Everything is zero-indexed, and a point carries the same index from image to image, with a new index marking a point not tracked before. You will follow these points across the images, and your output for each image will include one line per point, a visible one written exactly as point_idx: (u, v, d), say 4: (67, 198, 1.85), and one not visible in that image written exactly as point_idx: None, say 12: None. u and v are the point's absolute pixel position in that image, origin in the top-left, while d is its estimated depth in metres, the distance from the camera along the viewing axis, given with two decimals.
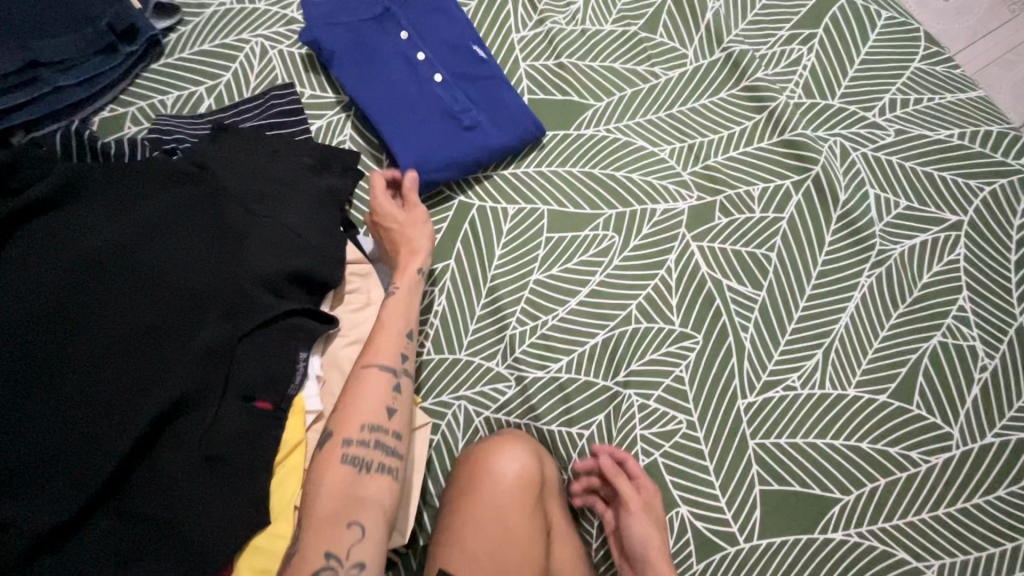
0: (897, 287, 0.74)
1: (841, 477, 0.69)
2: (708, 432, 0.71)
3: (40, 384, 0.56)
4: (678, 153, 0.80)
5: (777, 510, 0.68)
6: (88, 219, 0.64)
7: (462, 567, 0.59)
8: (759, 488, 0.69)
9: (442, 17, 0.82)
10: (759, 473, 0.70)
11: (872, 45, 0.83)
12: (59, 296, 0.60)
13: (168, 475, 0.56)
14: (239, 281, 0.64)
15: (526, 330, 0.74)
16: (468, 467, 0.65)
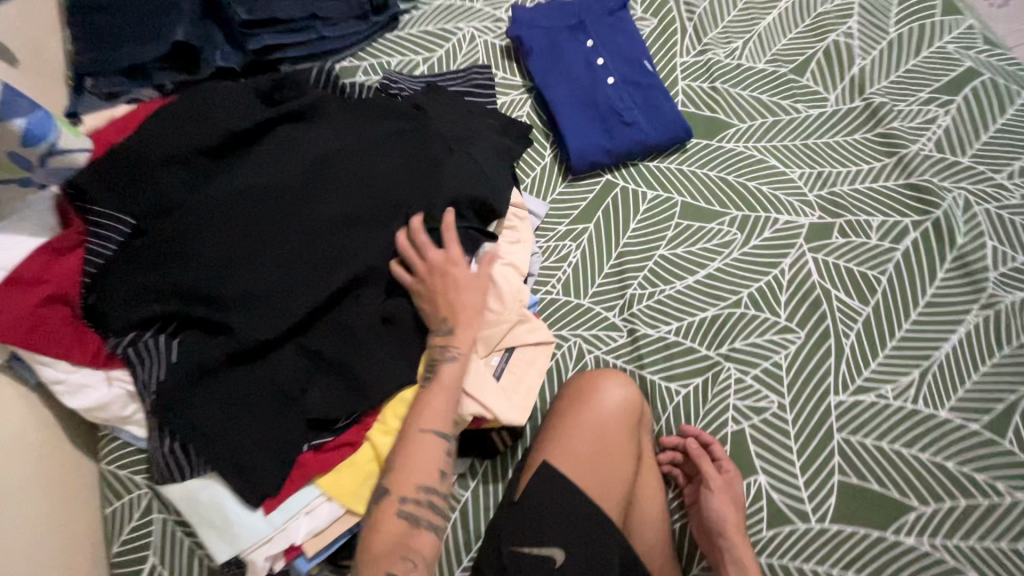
0: (1003, 331, 0.79)
1: (922, 489, 0.73)
2: (797, 416, 0.77)
3: (273, 239, 0.76)
4: (808, 177, 0.90)
5: (852, 502, 0.73)
6: (330, 131, 0.84)
7: (564, 462, 0.70)
8: (838, 478, 0.74)
9: (622, 34, 0.98)
10: (839, 465, 0.75)
11: (1009, 118, 0.90)
12: (298, 179, 0.79)
13: (347, 329, 0.75)
14: (433, 194, 0.80)
15: (645, 293, 0.84)
16: (579, 386, 0.74)
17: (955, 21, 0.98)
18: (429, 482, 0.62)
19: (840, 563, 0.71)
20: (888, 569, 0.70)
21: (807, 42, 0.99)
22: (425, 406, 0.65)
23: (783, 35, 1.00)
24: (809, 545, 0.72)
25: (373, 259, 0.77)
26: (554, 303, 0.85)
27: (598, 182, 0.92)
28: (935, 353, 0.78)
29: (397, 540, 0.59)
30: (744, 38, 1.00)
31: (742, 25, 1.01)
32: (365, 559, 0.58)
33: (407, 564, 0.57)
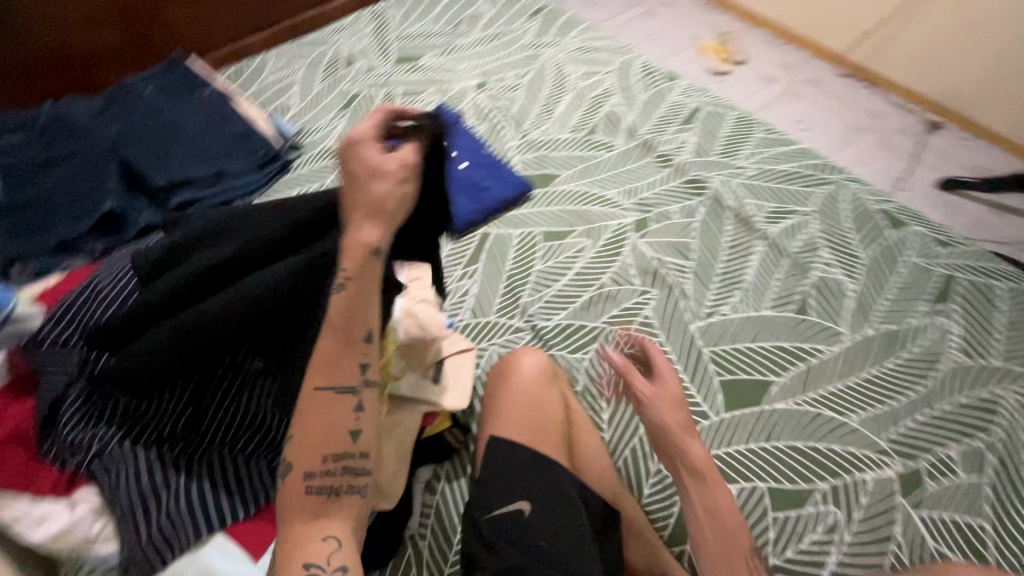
0: (780, 250, 1.11)
1: (774, 368, 0.96)
2: (674, 346, 0.99)
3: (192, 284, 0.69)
4: (622, 193, 1.23)
5: (733, 393, 0.94)
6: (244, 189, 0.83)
7: (501, 426, 0.84)
8: (717, 379, 0.95)
9: (464, 136, 1.32)
10: (715, 370, 0.96)
11: (730, 128, 1.34)
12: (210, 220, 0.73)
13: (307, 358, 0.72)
14: None
15: (535, 298, 1.07)
16: (500, 372, 0.90)
17: (676, 81, 1.45)
18: (336, 450, 0.60)
19: (740, 439, 0.89)
20: (776, 431, 0.89)
21: (590, 113, 1.40)
22: (319, 364, 0.60)
23: (574, 113, 1.41)
24: (716, 434, 0.90)
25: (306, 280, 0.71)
26: (469, 326, 1.04)
27: (476, 235, 1.17)
28: (744, 277, 1.07)
29: (313, 518, 0.58)
30: (549, 121, 1.40)
31: (544, 114, 1.41)
32: (282, 544, 0.57)
33: (330, 542, 0.57)
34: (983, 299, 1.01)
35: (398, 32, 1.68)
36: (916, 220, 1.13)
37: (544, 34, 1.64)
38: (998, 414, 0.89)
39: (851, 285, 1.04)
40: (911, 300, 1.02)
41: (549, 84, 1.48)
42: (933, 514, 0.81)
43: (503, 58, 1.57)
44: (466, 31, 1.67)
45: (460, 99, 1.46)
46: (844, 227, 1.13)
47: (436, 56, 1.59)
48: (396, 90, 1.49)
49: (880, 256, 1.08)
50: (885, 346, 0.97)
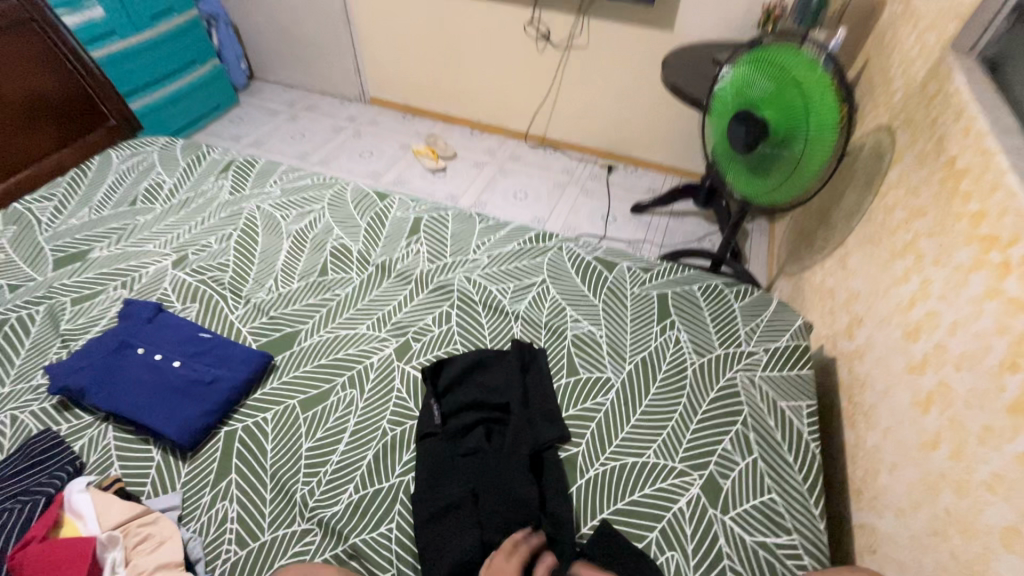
0: (536, 323, 1.17)
1: (574, 439, 0.97)
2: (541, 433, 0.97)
3: None
4: (374, 324, 1.17)
5: (589, 459, 0.94)
6: None
7: None
8: (575, 450, 0.96)
9: (169, 328, 1.10)
10: (572, 443, 0.97)
11: (452, 227, 1.41)
12: None
13: None
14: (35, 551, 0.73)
15: (312, 485, 0.90)
16: None
17: (390, 198, 1.49)
18: None
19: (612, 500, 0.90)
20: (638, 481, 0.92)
21: (316, 254, 1.33)
22: None
23: (298, 259, 1.32)
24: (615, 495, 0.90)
25: None
26: (238, 564, 0.82)
27: (218, 439, 0.96)
28: (517, 354, 1.08)
29: None
30: (273, 277, 1.28)
31: (266, 270, 1.29)
32: None
33: None
34: (692, 300, 1.21)
35: (50, 231, 1.38)
36: (622, 257, 1.33)
37: (242, 188, 1.53)
38: (741, 392, 1.04)
39: (599, 332, 1.15)
40: (645, 325, 1.16)
41: (262, 237, 1.37)
42: (739, 509, 0.88)
43: (199, 224, 1.41)
44: (146, 207, 1.47)
45: (156, 285, 1.24)
46: (574, 281, 1.26)
47: (112, 244, 1.35)
48: (62, 299, 1.20)
49: (610, 297, 1.22)
50: (644, 374, 1.07)
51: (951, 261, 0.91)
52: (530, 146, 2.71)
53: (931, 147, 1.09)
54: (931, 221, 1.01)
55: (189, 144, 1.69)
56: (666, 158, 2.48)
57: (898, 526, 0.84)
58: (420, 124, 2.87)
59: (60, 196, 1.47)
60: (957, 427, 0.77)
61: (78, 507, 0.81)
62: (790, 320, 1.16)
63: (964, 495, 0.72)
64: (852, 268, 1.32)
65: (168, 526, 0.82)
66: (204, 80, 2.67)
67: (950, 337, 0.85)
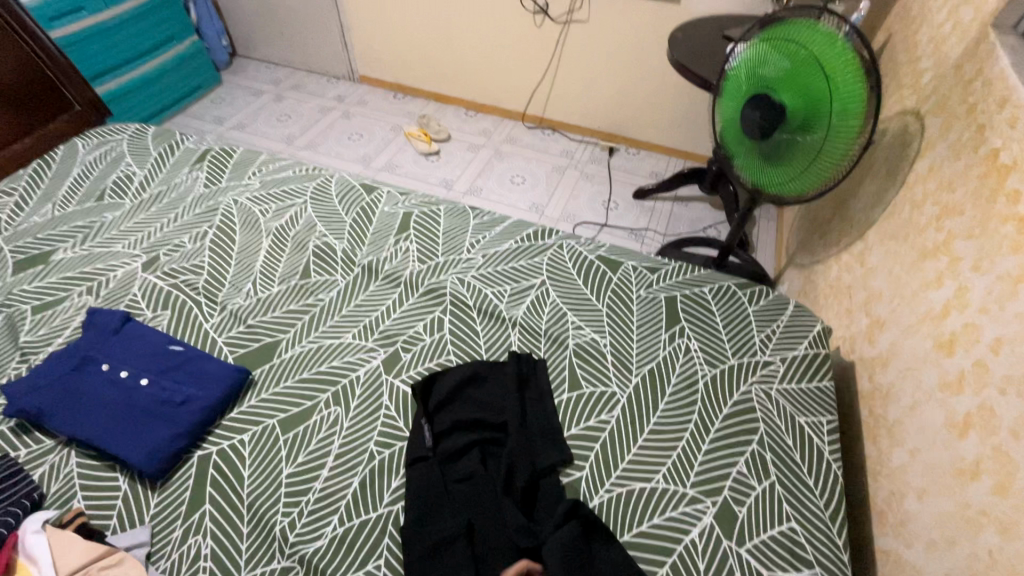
0: (535, 331, 1.09)
1: (577, 462, 0.90)
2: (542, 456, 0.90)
3: None
4: (361, 332, 1.08)
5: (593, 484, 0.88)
6: None
7: None
8: (579, 474, 0.89)
9: (137, 340, 1.02)
10: (575, 466, 0.90)
11: (444, 223, 1.31)
12: None
13: None
14: None
15: (293, 516, 0.83)
16: None
17: (377, 191, 1.39)
18: None
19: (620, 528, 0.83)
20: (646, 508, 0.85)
21: (297, 254, 1.24)
22: None
23: (278, 260, 1.23)
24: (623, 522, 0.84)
25: None
26: None
27: (190, 466, 0.89)
28: (514, 366, 1.00)
29: None
30: (251, 280, 1.19)
31: (243, 272, 1.20)
32: None
33: None
34: (702, 305, 1.12)
35: (10, 230, 1.28)
36: (627, 255, 1.24)
37: (218, 180, 1.42)
38: (756, 407, 0.96)
39: (603, 341, 1.07)
40: (653, 332, 1.08)
41: (239, 235, 1.28)
42: (755, 541, 0.82)
43: (172, 222, 1.31)
44: (115, 202, 1.37)
45: (124, 291, 1.15)
46: (576, 284, 1.17)
47: (77, 244, 1.25)
48: (22, 307, 1.11)
49: (614, 301, 1.14)
50: (651, 388, 1.00)
51: (995, 268, 0.82)
52: (527, 127, 2.58)
53: (968, 137, 0.98)
54: (969, 221, 0.91)
55: (162, 131, 1.57)
56: (671, 140, 2.36)
57: (928, 561, 0.77)
58: (412, 104, 2.73)
59: (21, 191, 1.37)
60: (1002, 458, 0.70)
61: (32, 551, 0.73)
62: (808, 325, 1.08)
63: (1012, 538, 0.65)
64: (872, 265, 1.24)
65: (133, 568, 0.74)
66: (182, 59, 2.51)
67: (992, 355, 0.77)
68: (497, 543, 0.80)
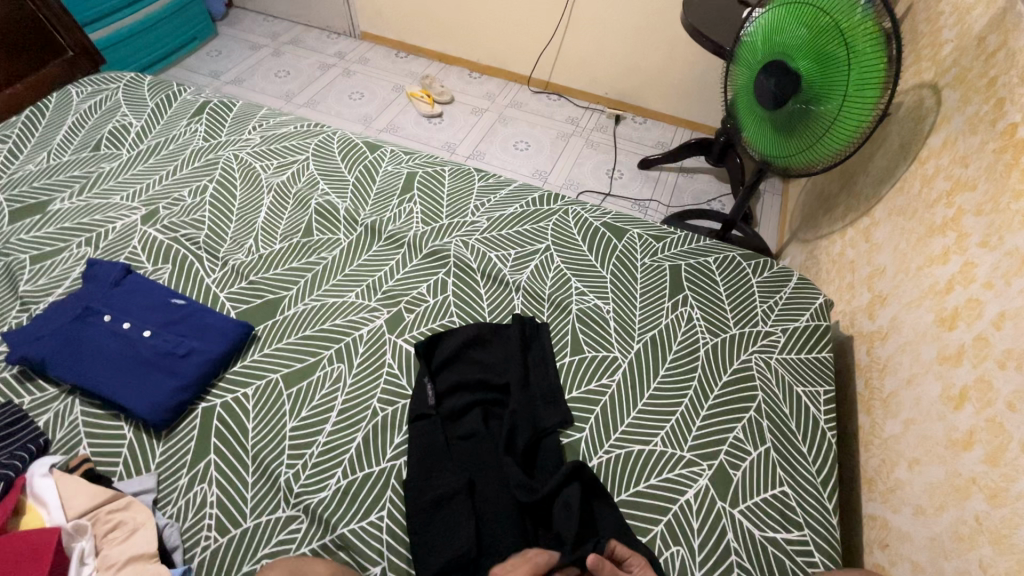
0: (538, 295, 1.09)
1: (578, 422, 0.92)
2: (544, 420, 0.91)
3: None
4: (364, 292, 1.08)
5: (593, 445, 0.89)
6: None
7: None
8: (579, 435, 0.91)
9: (139, 293, 1.01)
10: (576, 427, 0.91)
11: (449, 185, 1.29)
12: None
13: None
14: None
15: (298, 468, 0.85)
16: None
17: (381, 150, 1.36)
18: None
19: (618, 487, 0.85)
20: (645, 470, 0.87)
21: (299, 212, 1.22)
22: None
23: (280, 217, 1.21)
24: (621, 483, 0.86)
25: None
26: (217, 554, 0.76)
27: (194, 417, 0.89)
28: (517, 330, 1.01)
29: None
30: (253, 236, 1.17)
31: (244, 229, 1.19)
32: None
33: None
34: (707, 274, 1.12)
35: (5, 178, 1.26)
36: (633, 223, 1.23)
37: (216, 134, 1.39)
38: (755, 376, 0.97)
39: (606, 307, 1.07)
40: (656, 300, 1.08)
41: (240, 191, 1.25)
42: (749, 503, 0.84)
43: (170, 175, 1.28)
44: (112, 153, 1.33)
45: (123, 244, 1.13)
46: (580, 249, 1.17)
47: (73, 194, 1.23)
48: (20, 256, 1.09)
49: (619, 268, 1.13)
50: (652, 354, 1.01)
51: (1003, 243, 0.82)
52: (533, 92, 2.52)
53: (986, 111, 0.97)
54: (981, 196, 0.91)
55: (158, 81, 1.52)
56: (679, 109, 2.31)
57: (915, 526, 0.80)
58: (415, 64, 2.65)
59: (14, 139, 1.33)
60: (995, 429, 0.71)
61: (40, 494, 0.74)
62: (811, 297, 1.08)
63: (999, 504, 0.67)
64: (878, 241, 1.23)
65: (140, 513, 0.76)
66: (176, 7, 2.41)
67: (994, 329, 0.77)
68: (497, 498, 0.82)
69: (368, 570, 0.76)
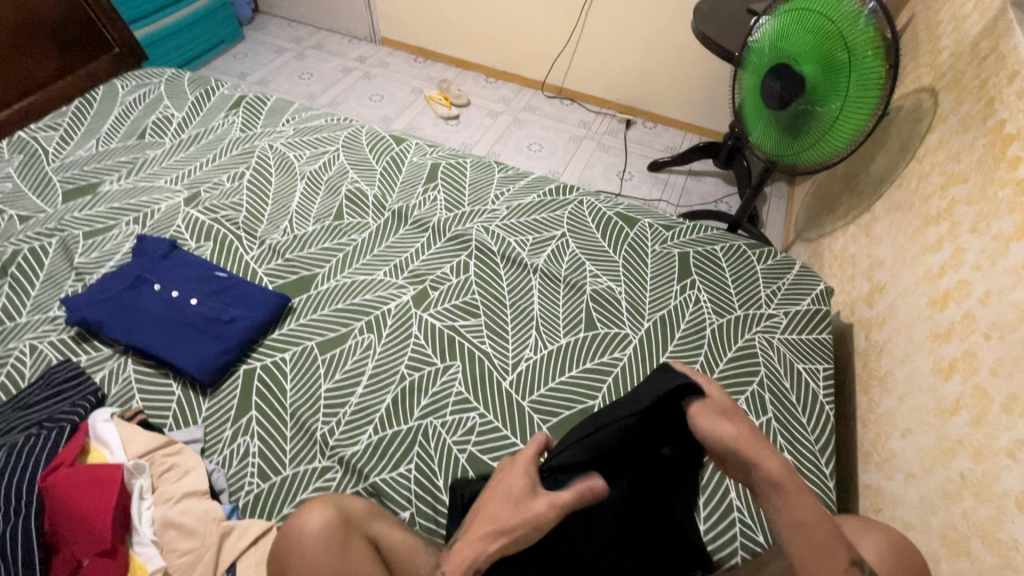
0: (554, 276, 1.16)
1: (545, 413, 0.95)
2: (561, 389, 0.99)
3: None
4: (391, 271, 1.15)
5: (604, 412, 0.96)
6: None
7: None
8: (591, 402, 0.97)
9: (184, 265, 1.08)
10: (589, 396, 0.98)
11: (471, 176, 1.37)
12: None
13: None
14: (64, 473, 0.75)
15: (332, 424, 0.92)
16: (280, 537, 0.68)
17: (406, 142, 1.44)
18: None
19: None
20: None
21: (330, 197, 1.30)
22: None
23: (313, 202, 1.29)
24: None
25: (83, 542, 0.69)
26: (261, 496, 0.84)
27: (237, 377, 0.97)
28: None
29: None
30: (287, 219, 1.25)
31: (279, 212, 1.27)
32: None
33: None
34: (714, 261, 1.19)
35: (58, 161, 1.35)
36: (644, 213, 1.30)
37: (252, 125, 1.48)
38: (758, 354, 1.04)
39: (618, 288, 1.14)
40: (665, 283, 1.15)
41: (275, 177, 1.34)
42: None
43: (210, 162, 1.37)
44: (155, 141, 1.43)
45: (168, 223, 1.22)
46: (593, 236, 1.24)
47: (122, 177, 1.32)
48: (74, 232, 1.18)
49: (630, 254, 1.21)
50: (661, 332, 1.07)
51: (989, 229, 0.88)
52: (546, 97, 2.61)
53: (978, 110, 1.03)
54: (972, 187, 0.97)
55: (197, 77, 1.62)
56: (688, 114, 2.39)
57: (907, 488, 0.86)
58: (433, 68, 2.75)
59: (66, 126, 1.43)
60: (979, 394, 0.77)
61: (104, 435, 0.82)
62: (812, 284, 1.14)
63: (980, 460, 0.73)
64: (877, 235, 1.29)
65: (191, 457, 0.83)
66: (207, 10, 2.52)
67: (980, 306, 0.84)
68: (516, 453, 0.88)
69: (398, 513, 0.83)
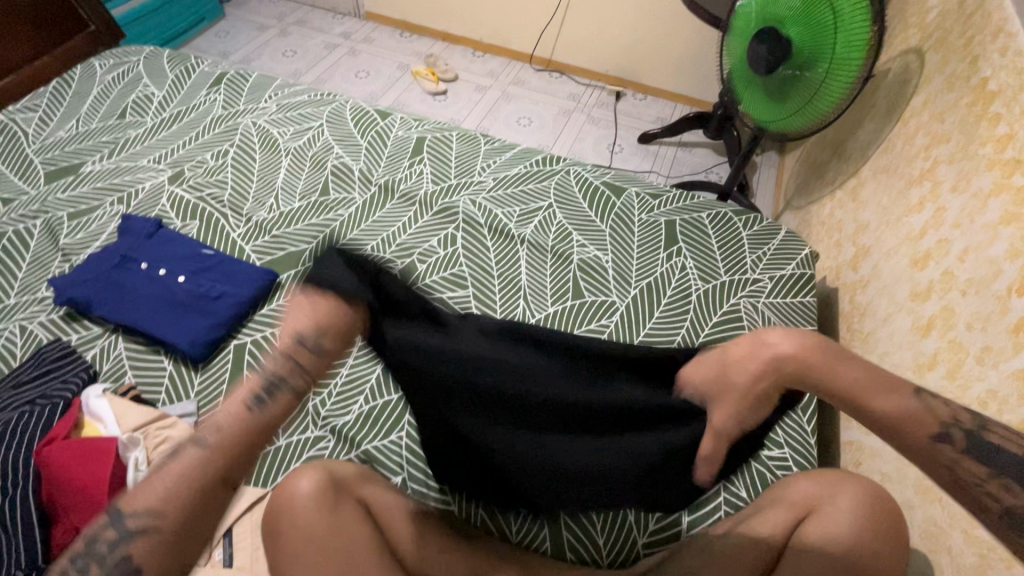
0: (541, 246, 1.16)
1: None
2: None
3: None
4: (379, 245, 1.16)
5: None
6: None
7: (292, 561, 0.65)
8: None
9: (170, 243, 1.08)
10: None
11: (456, 149, 1.36)
12: None
13: None
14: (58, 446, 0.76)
15: (324, 396, 0.93)
16: (271, 502, 0.69)
17: (391, 116, 1.43)
18: None
19: None
20: None
21: (316, 174, 1.29)
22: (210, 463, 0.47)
23: (298, 178, 1.28)
24: None
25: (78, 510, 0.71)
26: (255, 466, 0.86)
27: (228, 353, 0.98)
28: None
29: None
30: (273, 196, 1.25)
31: (265, 189, 1.26)
32: None
33: None
34: (700, 228, 1.19)
35: (38, 143, 1.33)
36: (631, 182, 1.30)
37: (235, 103, 1.46)
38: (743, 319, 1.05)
39: (604, 257, 1.15)
40: (652, 251, 1.16)
41: (259, 154, 1.33)
42: None
43: (193, 140, 1.36)
44: (136, 120, 1.41)
45: (153, 202, 1.21)
46: (580, 206, 1.24)
47: (104, 158, 1.31)
48: (58, 214, 1.17)
49: (616, 223, 1.21)
50: (648, 299, 1.08)
51: (970, 187, 0.89)
52: (535, 70, 2.57)
53: (962, 69, 1.03)
54: (954, 147, 0.97)
55: (177, 55, 1.58)
56: (678, 84, 2.36)
57: (885, 443, 0.88)
58: (420, 43, 2.69)
59: (44, 107, 1.40)
60: (956, 348, 0.79)
61: (97, 412, 0.83)
62: (798, 249, 1.15)
63: None
64: (863, 199, 1.30)
65: (185, 430, 0.85)
66: None
67: (959, 263, 0.85)
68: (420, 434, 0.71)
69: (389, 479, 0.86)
